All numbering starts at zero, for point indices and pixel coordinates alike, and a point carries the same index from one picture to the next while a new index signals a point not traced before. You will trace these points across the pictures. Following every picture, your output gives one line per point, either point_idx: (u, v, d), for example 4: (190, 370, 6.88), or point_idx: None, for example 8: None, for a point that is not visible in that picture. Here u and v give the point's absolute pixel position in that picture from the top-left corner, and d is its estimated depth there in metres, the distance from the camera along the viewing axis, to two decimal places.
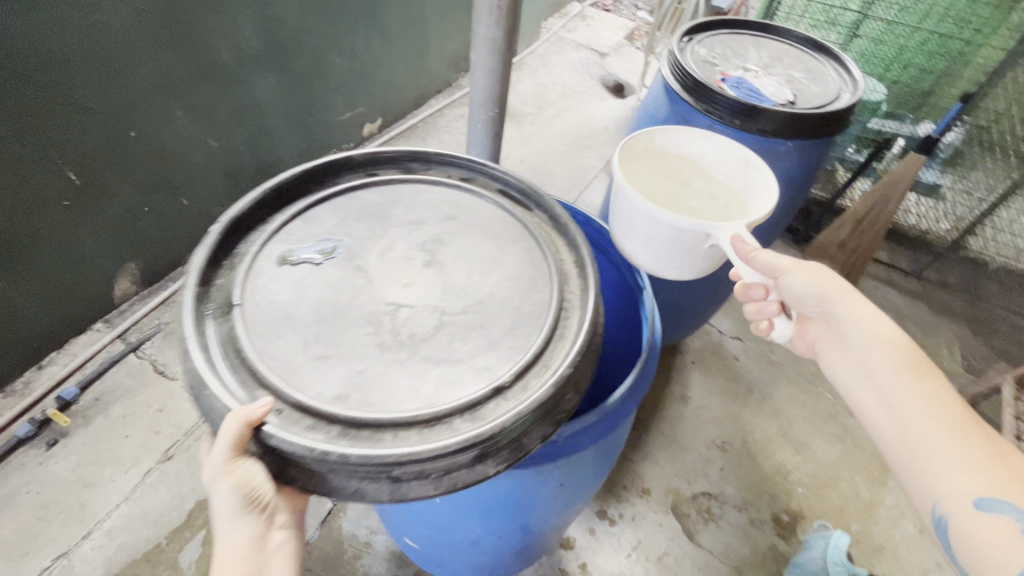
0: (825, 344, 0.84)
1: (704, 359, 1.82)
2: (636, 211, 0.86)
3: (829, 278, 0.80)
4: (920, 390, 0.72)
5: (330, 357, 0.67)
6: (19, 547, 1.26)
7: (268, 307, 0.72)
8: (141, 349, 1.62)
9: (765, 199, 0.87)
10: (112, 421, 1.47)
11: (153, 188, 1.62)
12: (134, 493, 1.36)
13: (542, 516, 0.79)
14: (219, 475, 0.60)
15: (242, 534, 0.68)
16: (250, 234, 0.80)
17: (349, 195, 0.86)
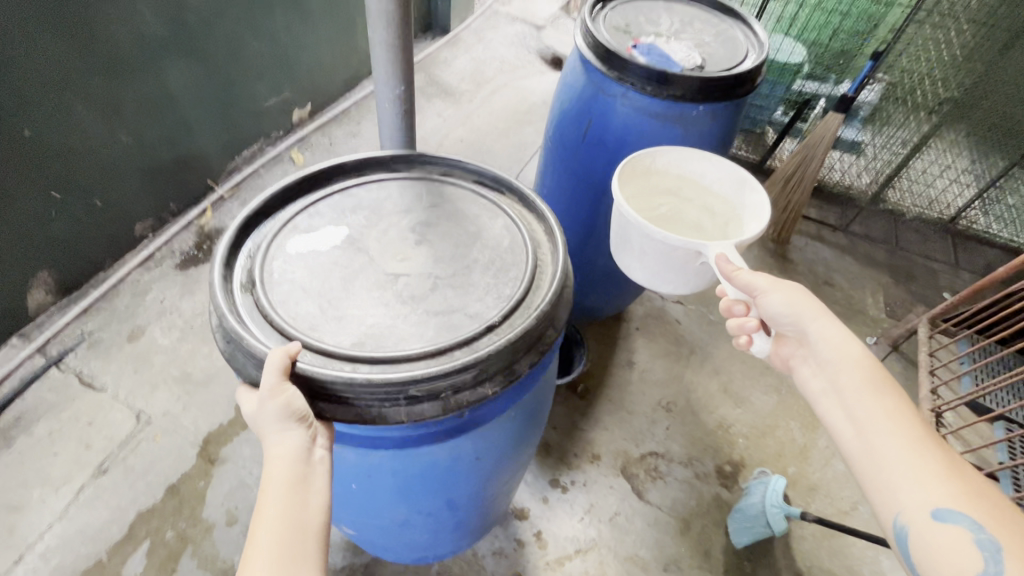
0: (798, 360, 0.83)
1: (648, 324, 1.88)
2: (631, 229, 0.89)
3: (802, 295, 0.79)
4: (884, 406, 0.71)
5: (347, 316, 0.73)
6: None
7: (287, 284, 0.77)
8: (65, 362, 1.53)
9: (760, 221, 0.89)
10: (37, 439, 1.39)
11: (60, 189, 1.51)
12: (67, 511, 1.30)
13: (467, 488, 0.80)
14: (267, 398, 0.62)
15: (285, 451, 0.62)
16: (258, 226, 0.84)
17: (345, 192, 0.90)
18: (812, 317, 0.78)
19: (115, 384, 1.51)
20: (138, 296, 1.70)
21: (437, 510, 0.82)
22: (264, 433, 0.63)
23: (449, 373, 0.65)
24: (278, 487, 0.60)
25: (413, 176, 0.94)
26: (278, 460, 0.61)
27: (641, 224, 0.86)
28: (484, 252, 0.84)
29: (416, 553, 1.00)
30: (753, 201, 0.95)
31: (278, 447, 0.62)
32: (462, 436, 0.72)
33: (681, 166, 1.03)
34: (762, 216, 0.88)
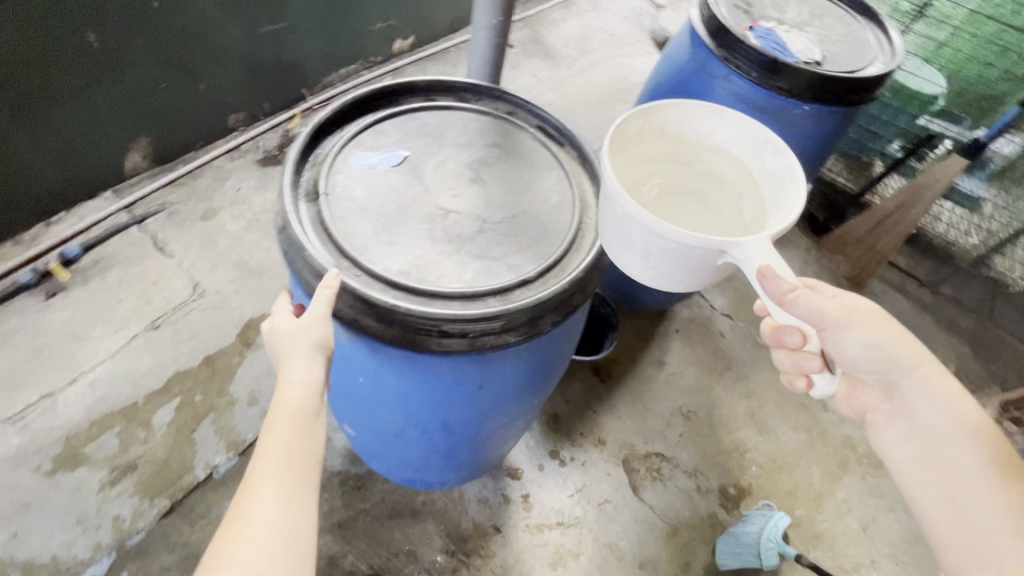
0: (877, 411, 0.81)
1: (690, 329, 1.81)
2: (630, 218, 0.68)
3: (885, 331, 0.72)
4: (1000, 499, 0.70)
5: (397, 243, 0.75)
6: (13, 380, 1.36)
7: (347, 199, 0.78)
8: (145, 223, 1.67)
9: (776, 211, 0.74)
10: (108, 284, 1.54)
11: (172, 67, 1.62)
12: (119, 353, 1.44)
13: (465, 418, 0.82)
14: (309, 320, 0.65)
15: (306, 379, 0.65)
16: (329, 138, 0.85)
17: (412, 115, 0.91)
18: (884, 348, 0.72)
19: (181, 255, 1.63)
20: (218, 181, 1.81)
21: (432, 431, 0.85)
22: (287, 356, 0.66)
23: (477, 321, 0.67)
24: (290, 415, 0.63)
25: (478, 109, 0.94)
26: (299, 383, 0.64)
27: (650, 216, 0.65)
28: (534, 204, 0.83)
29: (405, 473, 1.05)
30: (772, 166, 0.79)
31: (300, 373, 0.65)
32: (474, 366, 0.73)
33: (683, 124, 0.85)
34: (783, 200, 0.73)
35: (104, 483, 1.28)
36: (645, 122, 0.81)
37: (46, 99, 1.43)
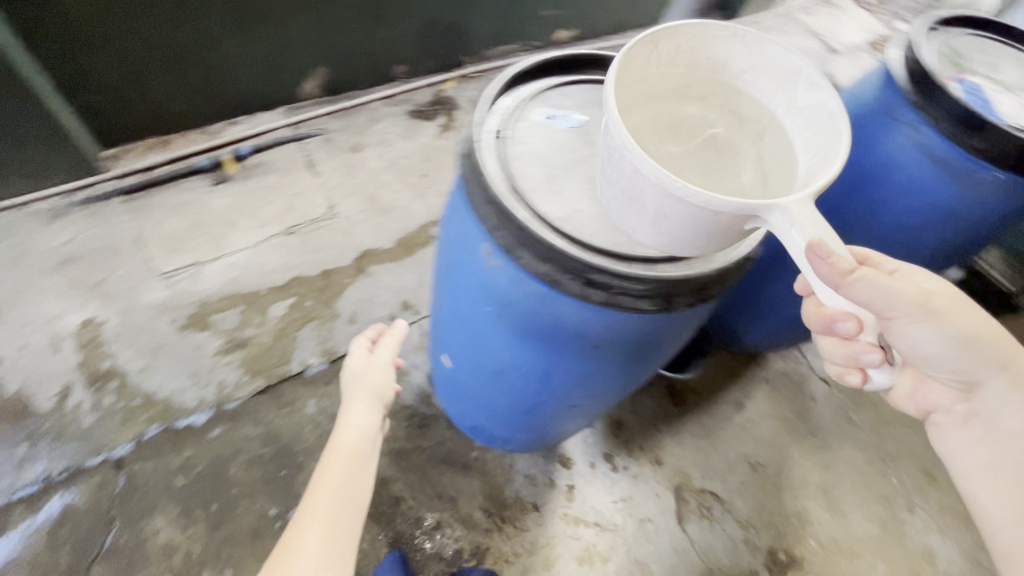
0: (946, 413, 0.78)
1: (780, 383, 1.71)
2: (645, 180, 0.62)
3: (961, 325, 0.68)
4: None
5: (561, 192, 0.77)
6: (172, 243, 1.58)
7: (525, 144, 0.82)
8: (304, 142, 1.86)
9: (816, 151, 0.73)
10: (263, 185, 1.74)
11: (364, 10, 1.79)
12: (257, 245, 1.62)
13: (565, 373, 0.84)
14: (372, 373, 1.04)
15: (365, 421, 0.99)
16: (517, 91, 0.90)
17: (594, 87, 0.94)
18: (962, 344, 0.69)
19: (325, 177, 1.79)
20: (371, 121, 1.97)
21: (529, 378, 0.88)
22: (352, 401, 1.02)
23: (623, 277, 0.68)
24: (349, 452, 0.95)
25: None
26: (359, 430, 0.98)
27: (668, 179, 0.59)
28: None
29: (480, 417, 1.09)
30: (806, 103, 0.78)
31: (358, 420, 0.99)
32: (599, 325, 0.74)
33: (698, 54, 0.82)
34: (829, 139, 0.72)
35: (218, 351, 1.45)
36: (653, 49, 0.78)
37: (259, 15, 1.63)
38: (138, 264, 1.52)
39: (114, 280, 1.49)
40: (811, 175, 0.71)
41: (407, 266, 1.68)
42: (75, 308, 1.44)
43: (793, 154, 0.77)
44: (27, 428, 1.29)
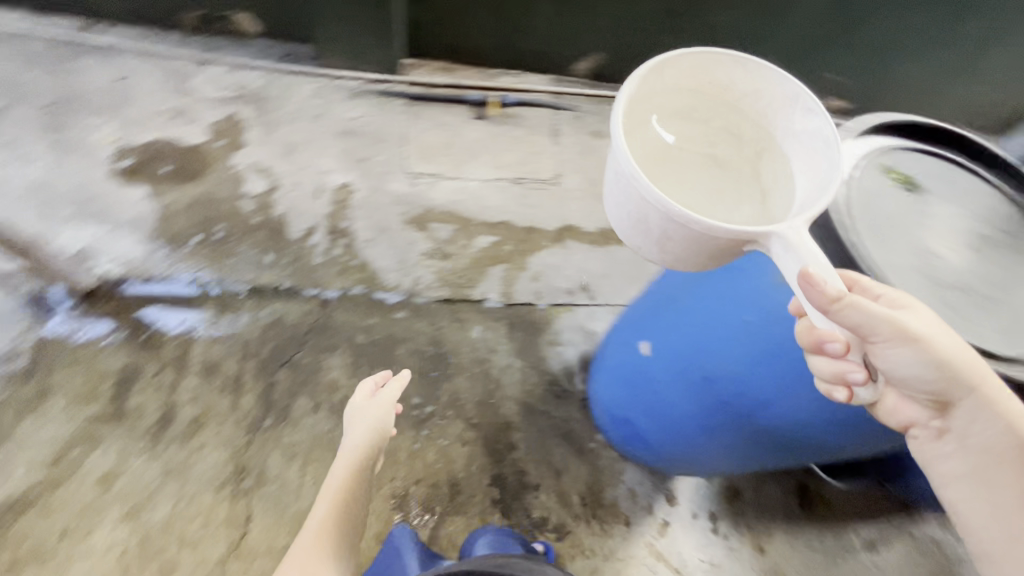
0: (926, 430, 0.77)
1: (933, 551, 1.48)
2: (650, 206, 0.70)
3: (937, 345, 0.68)
4: None
5: (889, 253, 0.82)
6: (425, 151, 1.80)
7: (863, 196, 0.86)
8: (557, 111, 1.97)
9: (815, 184, 0.74)
10: (511, 133, 1.89)
11: (662, 19, 1.89)
12: (486, 180, 1.78)
13: (779, 409, 0.90)
14: (371, 408, 1.15)
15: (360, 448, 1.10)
16: (856, 138, 0.92)
17: (925, 157, 0.95)
18: (947, 364, 0.69)
19: (565, 149, 1.87)
20: None
21: (735, 399, 0.95)
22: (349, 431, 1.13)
23: None
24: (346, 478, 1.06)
25: (980, 183, 0.96)
26: (362, 449, 1.10)
27: (675, 207, 0.67)
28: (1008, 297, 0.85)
29: (643, 416, 1.17)
30: (805, 128, 0.78)
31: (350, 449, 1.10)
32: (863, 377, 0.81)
33: (704, 76, 0.81)
34: (827, 169, 0.73)
35: (424, 253, 1.64)
36: (659, 73, 0.79)
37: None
38: (395, 157, 1.76)
39: (374, 161, 1.75)
40: (801, 208, 0.72)
41: (600, 253, 1.73)
42: (341, 170, 1.71)
43: (794, 177, 0.79)
44: (277, 245, 1.57)
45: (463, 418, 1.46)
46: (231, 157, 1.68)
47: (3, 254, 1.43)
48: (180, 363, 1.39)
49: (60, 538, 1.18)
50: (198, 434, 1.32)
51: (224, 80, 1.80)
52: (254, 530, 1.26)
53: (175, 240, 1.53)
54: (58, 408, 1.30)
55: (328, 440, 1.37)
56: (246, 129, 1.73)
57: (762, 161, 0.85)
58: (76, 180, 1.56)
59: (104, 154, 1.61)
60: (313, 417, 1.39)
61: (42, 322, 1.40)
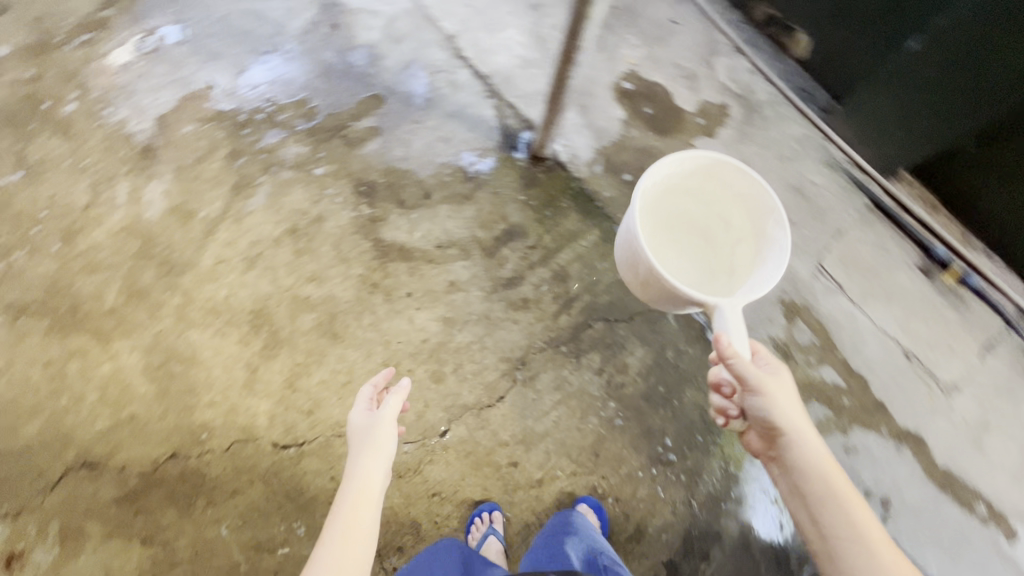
0: (773, 462, 1.03)
1: None
2: (641, 261, 1.18)
3: (779, 393, 0.99)
4: (851, 523, 0.91)
5: None
6: (850, 260, 1.66)
7: None
8: (1007, 327, 1.62)
9: (759, 273, 1.21)
10: (944, 310, 1.62)
11: None
12: (881, 330, 1.60)
13: None
14: (383, 421, 1.02)
15: (376, 467, 0.95)
16: None
17: None
18: (781, 414, 0.98)
19: (988, 372, 1.56)
20: None
21: None
22: (357, 442, 1.00)
23: None
24: (358, 501, 0.91)
25: None
26: (370, 482, 0.93)
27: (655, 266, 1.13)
28: None
29: None
30: (770, 233, 1.25)
31: (362, 469, 0.95)
32: None
33: (716, 171, 1.29)
34: (771, 264, 1.19)
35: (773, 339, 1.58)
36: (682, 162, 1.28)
37: None
38: (820, 244, 1.68)
39: (799, 232, 1.69)
40: (746, 288, 1.19)
41: (925, 488, 1.48)
42: None
43: (751, 264, 1.28)
44: None
45: (688, 491, 1.41)
46: (697, 139, 1.76)
47: (513, 87, 1.72)
48: (548, 252, 1.57)
49: (406, 294, 1.47)
50: (520, 311, 1.50)
51: (740, 75, 1.86)
52: (497, 409, 1.41)
53: (613, 165, 1.69)
54: (467, 212, 1.57)
55: (588, 403, 1.45)
56: (725, 125, 1.79)
57: (736, 246, 1.34)
58: (590, 72, 1.80)
59: (619, 67, 1.82)
60: (593, 377, 1.47)
61: (497, 151, 1.65)
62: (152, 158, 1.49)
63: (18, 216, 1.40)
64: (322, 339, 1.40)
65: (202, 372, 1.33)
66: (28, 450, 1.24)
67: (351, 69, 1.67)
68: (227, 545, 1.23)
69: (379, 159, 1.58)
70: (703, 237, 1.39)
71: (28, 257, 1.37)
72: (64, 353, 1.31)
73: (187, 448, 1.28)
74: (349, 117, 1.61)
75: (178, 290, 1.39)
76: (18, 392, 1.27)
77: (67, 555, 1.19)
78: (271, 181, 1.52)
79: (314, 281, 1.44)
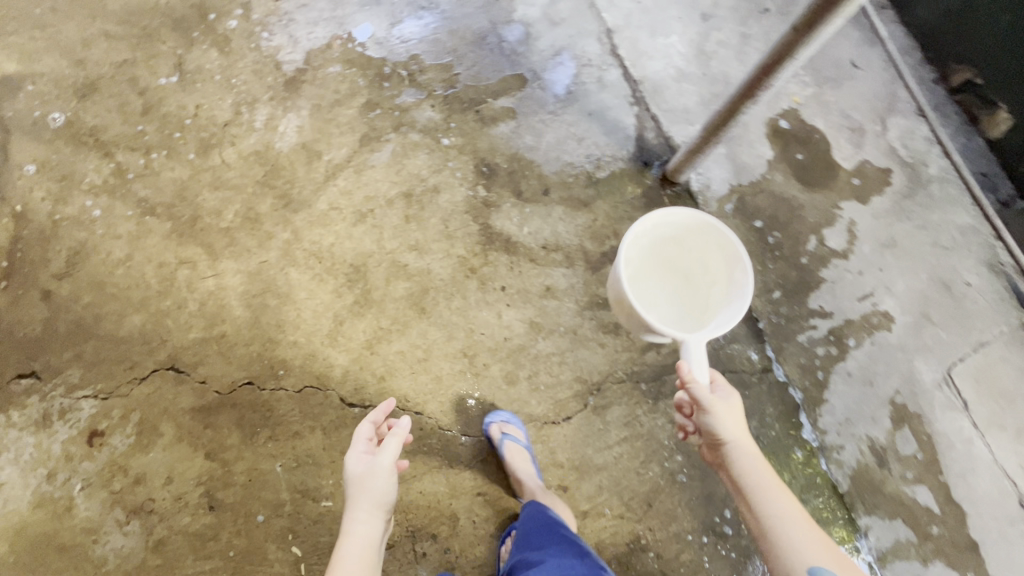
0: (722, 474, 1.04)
1: None
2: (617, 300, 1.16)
3: (725, 407, 1.01)
4: (786, 518, 0.91)
5: None
6: (984, 380, 1.47)
7: None
8: None
9: (723, 320, 1.15)
10: None
11: None
12: (999, 466, 1.42)
13: None
14: (383, 470, 1.05)
15: (374, 520, 1.01)
16: None
17: None
18: (723, 425, 1.00)
19: None
20: None
21: None
22: (357, 489, 1.04)
23: None
24: (363, 554, 0.98)
25: None
26: (371, 534, 1.00)
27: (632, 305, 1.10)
28: None
29: None
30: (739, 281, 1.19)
31: (362, 523, 1.00)
32: None
33: (694, 225, 1.26)
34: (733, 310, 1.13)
35: (870, 439, 1.43)
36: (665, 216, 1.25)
37: None
38: (954, 352, 1.49)
39: (933, 332, 1.51)
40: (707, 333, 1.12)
41: None
42: (899, 306, 1.52)
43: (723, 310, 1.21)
44: (794, 295, 1.51)
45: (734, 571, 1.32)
46: (844, 201, 1.59)
47: (661, 99, 1.61)
48: None
49: (501, 288, 1.43)
50: (609, 335, 1.43)
51: (914, 142, 1.66)
52: (561, 428, 1.36)
53: (746, 207, 1.56)
54: (581, 220, 1.50)
55: (654, 449, 1.37)
56: (882, 193, 1.60)
57: (712, 294, 1.26)
58: None
59: (780, 102, 1.65)
60: (665, 424, 1.39)
61: (627, 163, 1.55)
62: (295, 91, 1.51)
63: (165, 118, 1.46)
64: (409, 310, 1.39)
65: (293, 311, 1.36)
66: (128, 340, 1.32)
67: (501, 43, 1.60)
68: (278, 482, 1.27)
69: (507, 143, 1.53)
70: (684, 282, 1.30)
71: (165, 159, 1.43)
72: (176, 259, 1.37)
73: (264, 379, 1.32)
74: (489, 93, 1.56)
75: (289, 226, 1.41)
76: (130, 284, 1.35)
77: (140, 447, 1.27)
78: (399, 140, 1.50)
79: (416, 251, 1.43)
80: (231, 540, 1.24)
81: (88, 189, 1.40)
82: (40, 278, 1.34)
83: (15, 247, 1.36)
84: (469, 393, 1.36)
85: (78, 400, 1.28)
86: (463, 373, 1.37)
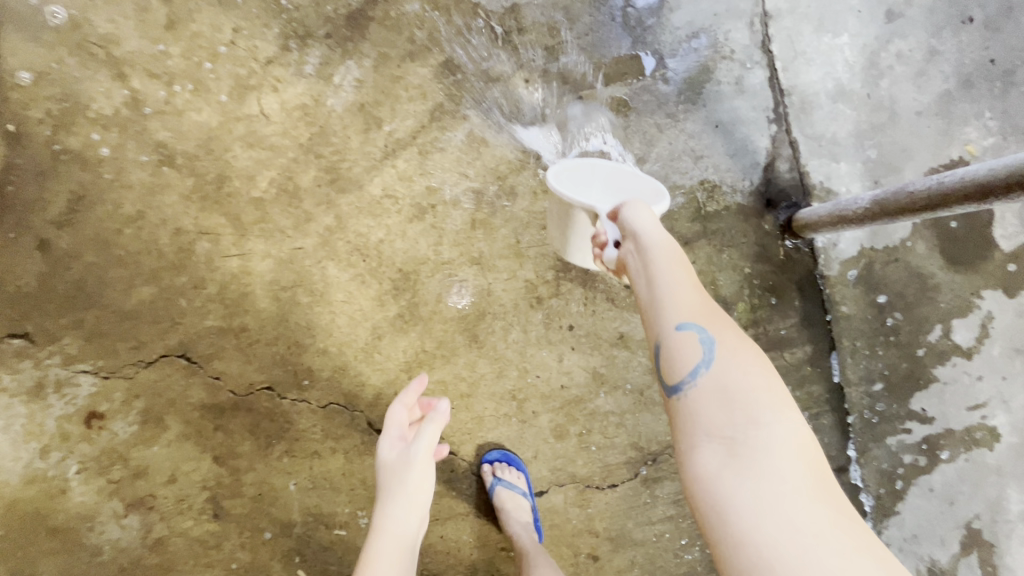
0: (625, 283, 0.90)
1: None
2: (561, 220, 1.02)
3: (643, 217, 0.89)
4: (692, 302, 0.80)
5: None
6: None
7: None
8: None
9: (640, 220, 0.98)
10: None
11: None
12: None
13: None
14: (416, 463, 1.03)
15: (411, 520, 1.00)
16: None
17: None
18: (641, 221, 0.88)
19: None
20: None
21: None
22: (389, 482, 1.03)
23: None
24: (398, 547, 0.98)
25: None
26: (404, 529, 0.99)
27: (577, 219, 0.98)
28: None
29: None
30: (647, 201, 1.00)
31: (394, 520, 0.99)
32: None
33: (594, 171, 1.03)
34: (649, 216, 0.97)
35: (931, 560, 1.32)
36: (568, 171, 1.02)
37: None
38: None
39: None
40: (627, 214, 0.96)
41: None
42: (1012, 425, 1.31)
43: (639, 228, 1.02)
44: (896, 391, 1.31)
45: None
46: (989, 289, 1.30)
47: (806, 121, 1.28)
48: None
49: (568, 328, 1.21)
50: None
51: None
52: (604, 495, 1.23)
53: (871, 277, 1.29)
54: None
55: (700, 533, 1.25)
56: None
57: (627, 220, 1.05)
58: (912, 139, 1.30)
59: (951, 149, 1.30)
60: None
61: (745, 199, 1.27)
62: (358, 30, 1.18)
63: (194, 40, 1.15)
64: (459, 336, 1.19)
65: (327, 314, 1.17)
66: (135, 316, 1.14)
67: (626, 9, 1.24)
68: (290, 501, 1.16)
69: (609, 147, 1.23)
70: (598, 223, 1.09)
71: (191, 96, 1.15)
72: (196, 228, 1.14)
73: (285, 387, 1.16)
74: (598, 76, 1.23)
75: (333, 210, 1.17)
76: (141, 250, 1.14)
77: (143, 438, 1.14)
78: (479, 120, 1.20)
79: (479, 265, 1.20)
80: (235, 551, 1.15)
81: (96, 119, 1.14)
82: (35, 223, 1.13)
83: (7, 179, 1.12)
84: (512, 440, 1.21)
85: (75, 374, 1.12)
86: (508, 418, 1.21)
